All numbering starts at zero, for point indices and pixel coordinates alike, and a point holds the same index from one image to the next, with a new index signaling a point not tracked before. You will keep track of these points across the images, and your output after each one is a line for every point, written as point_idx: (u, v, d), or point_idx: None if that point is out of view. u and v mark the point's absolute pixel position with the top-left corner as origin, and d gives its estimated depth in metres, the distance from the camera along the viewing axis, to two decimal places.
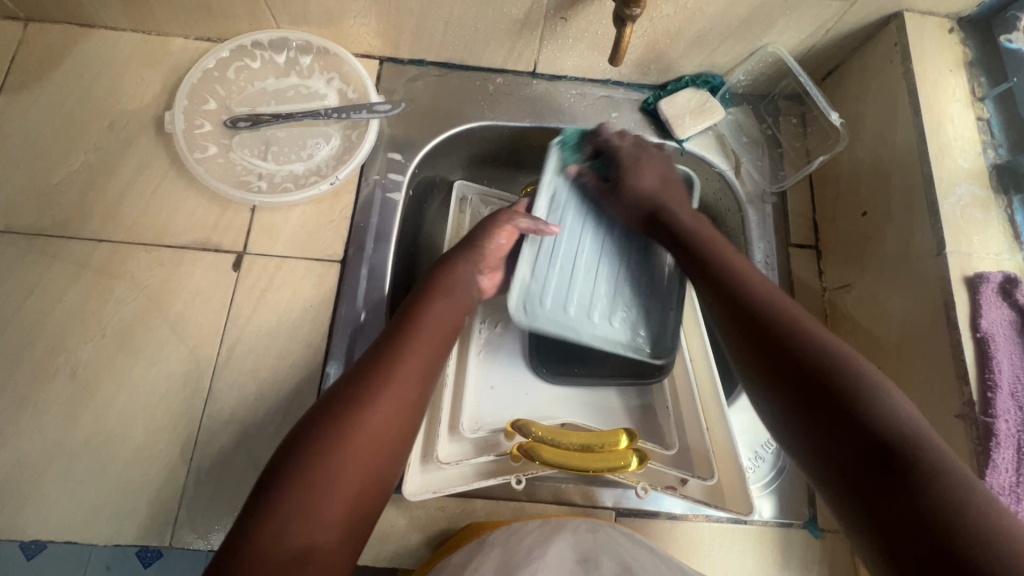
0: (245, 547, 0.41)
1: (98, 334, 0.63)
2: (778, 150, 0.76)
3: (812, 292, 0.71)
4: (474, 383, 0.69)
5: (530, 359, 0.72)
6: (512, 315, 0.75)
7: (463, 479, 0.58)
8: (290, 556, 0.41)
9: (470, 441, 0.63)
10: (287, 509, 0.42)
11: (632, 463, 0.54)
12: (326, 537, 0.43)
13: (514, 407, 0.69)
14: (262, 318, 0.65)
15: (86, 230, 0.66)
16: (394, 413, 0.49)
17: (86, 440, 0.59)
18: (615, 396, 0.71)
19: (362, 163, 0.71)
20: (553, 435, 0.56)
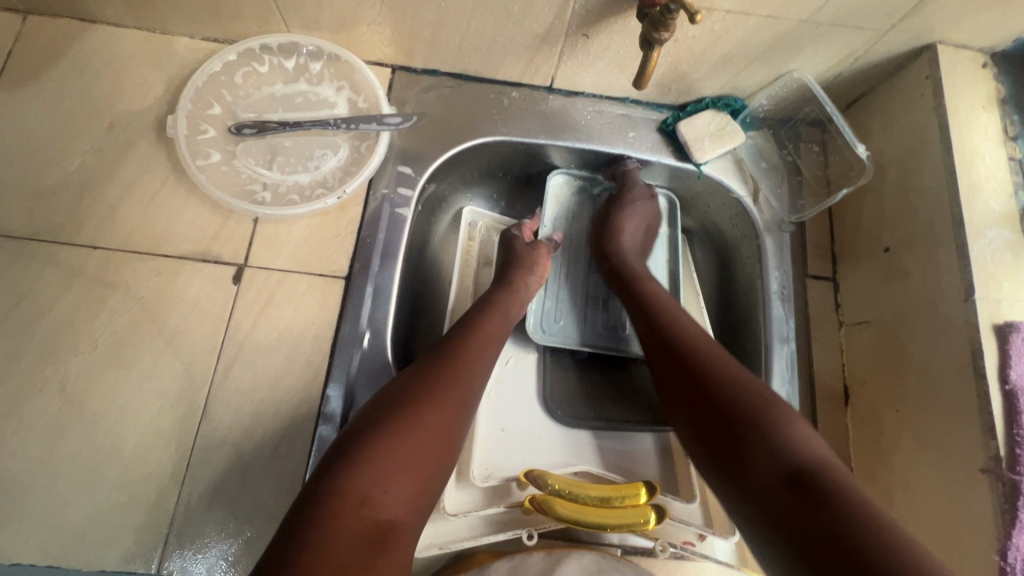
0: (327, 515, 0.41)
1: (89, 346, 0.60)
2: (798, 178, 0.74)
3: (828, 326, 0.70)
4: (485, 426, 0.67)
5: (544, 402, 0.70)
6: (524, 354, 0.73)
7: (472, 533, 0.57)
8: (369, 531, 0.42)
9: (481, 490, 0.60)
10: (369, 480, 0.43)
11: (651, 520, 0.53)
12: (403, 513, 0.44)
13: (527, 452, 0.66)
14: (262, 335, 0.62)
15: (82, 235, 0.64)
16: (468, 401, 0.52)
17: (73, 457, 0.57)
18: (633, 440, 0.68)
19: (370, 176, 0.69)
20: (569, 488, 0.55)
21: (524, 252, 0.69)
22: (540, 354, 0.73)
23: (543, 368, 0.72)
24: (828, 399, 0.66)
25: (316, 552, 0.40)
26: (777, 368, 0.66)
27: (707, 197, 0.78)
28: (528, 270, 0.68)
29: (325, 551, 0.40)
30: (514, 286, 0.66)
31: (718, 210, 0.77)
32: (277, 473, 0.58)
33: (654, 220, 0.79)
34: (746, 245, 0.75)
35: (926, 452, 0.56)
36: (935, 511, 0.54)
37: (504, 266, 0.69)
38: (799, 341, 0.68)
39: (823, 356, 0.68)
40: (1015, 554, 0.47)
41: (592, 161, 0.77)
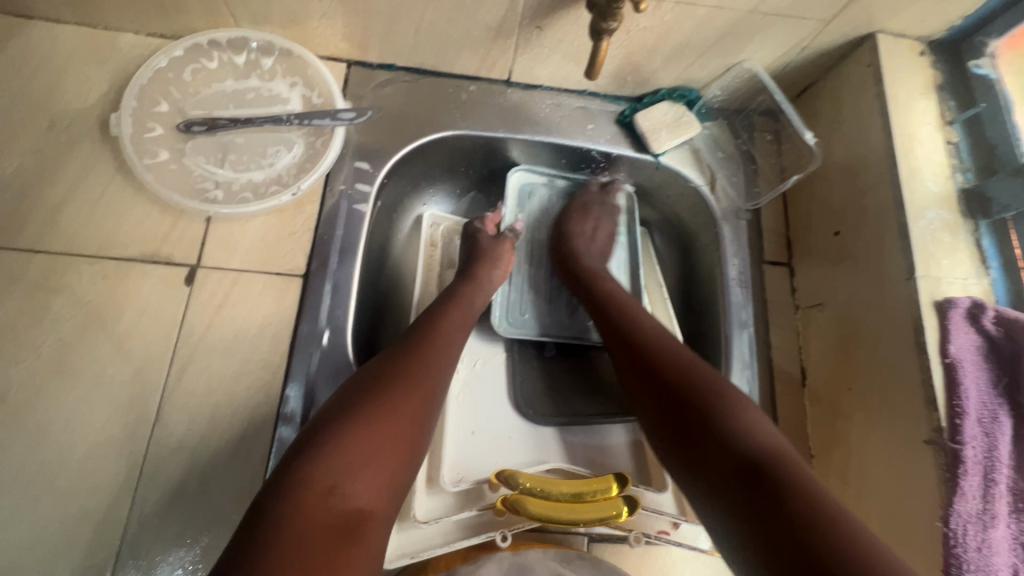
0: (292, 506, 0.40)
1: (33, 354, 0.58)
2: (753, 166, 0.76)
3: (785, 310, 0.71)
4: (455, 429, 0.65)
5: (515, 402, 0.69)
6: (491, 353, 0.71)
7: (446, 538, 0.53)
8: (337, 521, 0.41)
9: (452, 494, 0.58)
10: (335, 470, 0.43)
11: (624, 512, 0.52)
12: (373, 502, 0.43)
13: (499, 453, 0.65)
14: (217, 337, 0.61)
15: (23, 240, 0.61)
16: (436, 390, 0.52)
17: (16, 470, 0.54)
18: (605, 435, 0.69)
19: (326, 172, 0.68)
20: (541, 486, 0.53)
21: (487, 246, 0.69)
22: (508, 352, 0.72)
23: (512, 367, 0.71)
24: (786, 381, 0.68)
25: (283, 545, 0.38)
26: (737, 352, 0.68)
27: (666, 187, 0.79)
28: (492, 264, 0.68)
29: (291, 543, 0.39)
30: (477, 281, 0.66)
31: (678, 200, 0.79)
32: (236, 476, 0.57)
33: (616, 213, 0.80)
34: (705, 233, 0.76)
35: (878, 427, 0.58)
36: (886, 482, 0.56)
37: (468, 260, 0.69)
38: (756, 326, 0.70)
39: (781, 339, 0.70)
40: (958, 521, 0.49)
41: (552, 153, 0.78)
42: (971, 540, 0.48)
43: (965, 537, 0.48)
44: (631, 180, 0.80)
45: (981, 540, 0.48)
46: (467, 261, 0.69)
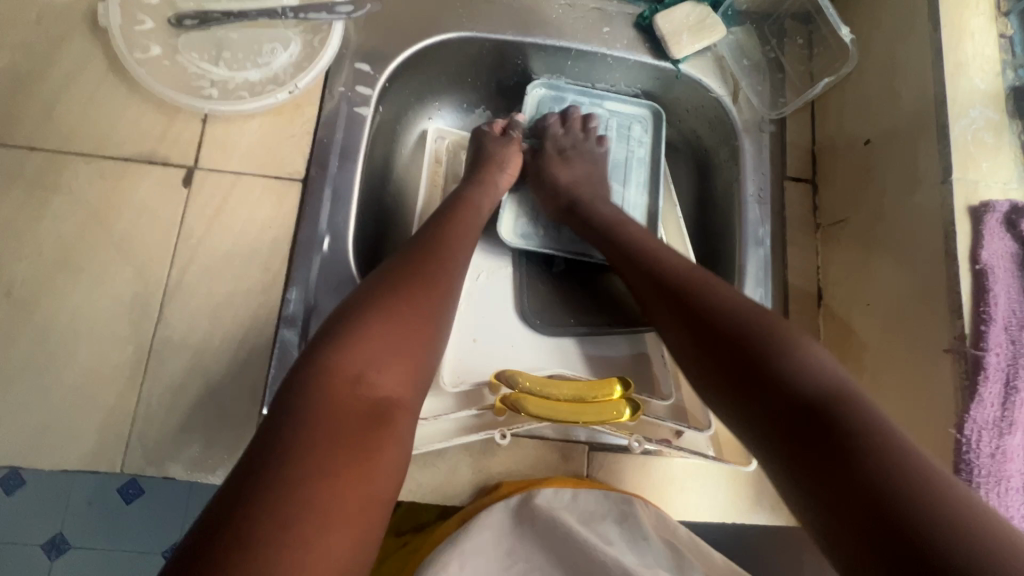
0: (322, 391, 0.42)
1: (34, 251, 0.57)
2: (780, 75, 0.71)
3: (806, 229, 0.68)
4: (456, 333, 0.64)
5: (520, 309, 0.68)
6: (496, 266, 0.70)
7: (444, 436, 0.54)
8: (367, 406, 0.42)
9: (451, 396, 0.58)
10: (360, 359, 0.44)
11: (625, 414, 0.51)
12: (399, 391, 0.45)
13: (500, 358, 0.64)
14: (216, 240, 0.60)
15: (17, 136, 0.60)
16: (452, 292, 0.52)
17: (25, 362, 0.55)
18: (610, 343, 0.68)
19: (325, 71, 0.65)
20: (541, 386, 0.53)
21: (494, 150, 0.69)
22: (514, 266, 0.70)
23: (518, 279, 0.69)
24: (801, 300, 0.66)
25: (317, 426, 0.40)
26: (751, 270, 0.66)
27: (686, 99, 0.75)
28: (499, 168, 0.68)
29: (326, 423, 0.40)
30: (485, 188, 0.65)
31: (698, 113, 0.75)
32: (239, 375, 0.57)
33: (636, 135, 0.76)
34: (726, 148, 0.73)
35: (895, 340, 0.56)
36: (898, 395, 0.54)
37: (474, 164, 0.68)
38: (773, 244, 0.67)
39: (798, 257, 0.67)
40: (972, 428, 0.47)
41: (565, 61, 0.73)
42: (984, 446, 0.47)
43: (978, 443, 0.47)
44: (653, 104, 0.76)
45: (995, 447, 0.47)
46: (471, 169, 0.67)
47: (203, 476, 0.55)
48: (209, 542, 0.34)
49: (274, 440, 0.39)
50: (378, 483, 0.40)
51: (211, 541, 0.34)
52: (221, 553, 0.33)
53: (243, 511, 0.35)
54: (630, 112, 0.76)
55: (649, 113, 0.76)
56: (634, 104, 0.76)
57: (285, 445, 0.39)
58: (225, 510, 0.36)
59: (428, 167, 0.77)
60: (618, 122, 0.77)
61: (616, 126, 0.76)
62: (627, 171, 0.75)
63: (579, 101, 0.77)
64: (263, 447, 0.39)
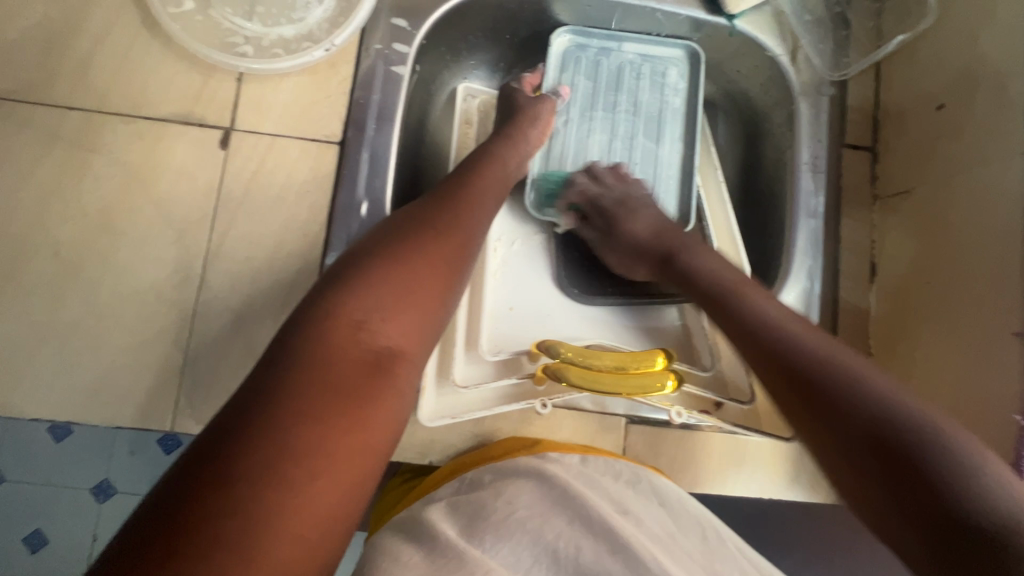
0: (321, 336, 0.39)
1: (78, 212, 0.58)
2: (844, 32, 0.66)
3: (862, 201, 0.65)
4: (492, 301, 0.63)
5: (557, 278, 0.66)
6: (530, 234, 0.69)
7: (485, 404, 0.54)
8: (367, 356, 0.39)
9: (491, 364, 0.58)
10: (365, 306, 0.41)
11: (667, 386, 0.51)
12: (403, 342, 0.42)
13: (536, 328, 0.63)
14: (255, 203, 0.59)
15: (55, 95, 0.59)
16: (470, 245, 0.49)
17: (75, 322, 0.56)
18: (647, 313, 0.66)
19: (361, 27, 0.62)
20: (583, 356, 0.51)
21: (526, 106, 0.65)
22: (548, 235, 0.69)
23: (553, 248, 0.68)
24: (852, 275, 0.63)
25: (313, 369, 0.37)
26: (801, 242, 0.63)
27: (738, 57, 0.71)
28: (529, 122, 0.63)
29: (321, 366, 0.37)
30: (515, 141, 0.61)
31: (752, 72, 0.70)
32: None
33: (672, 81, 0.71)
34: (779, 111, 0.69)
35: (956, 320, 0.54)
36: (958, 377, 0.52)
37: (505, 119, 0.65)
38: (826, 216, 0.64)
39: (853, 231, 0.64)
40: None
41: (611, 15, 0.69)
42: None
43: None
44: (689, 42, 0.71)
45: None
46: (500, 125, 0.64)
47: None
48: (188, 481, 0.31)
49: (265, 381, 0.36)
50: (373, 438, 0.37)
51: (188, 482, 0.31)
52: (197, 496, 0.31)
53: (226, 450, 0.33)
54: (663, 56, 0.72)
55: (684, 54, 0.71)
56: (669, 45, 0.71)
57: (277, 388, 0.36)
58: (209, 444, 0.33)
59: (457, 129, 0.75)
60: (649, 67, 0.72)
61: (649, 72, 0.72)
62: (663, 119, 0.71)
63: (605, 46, 0.72)
64: (254, 388, 0.36)
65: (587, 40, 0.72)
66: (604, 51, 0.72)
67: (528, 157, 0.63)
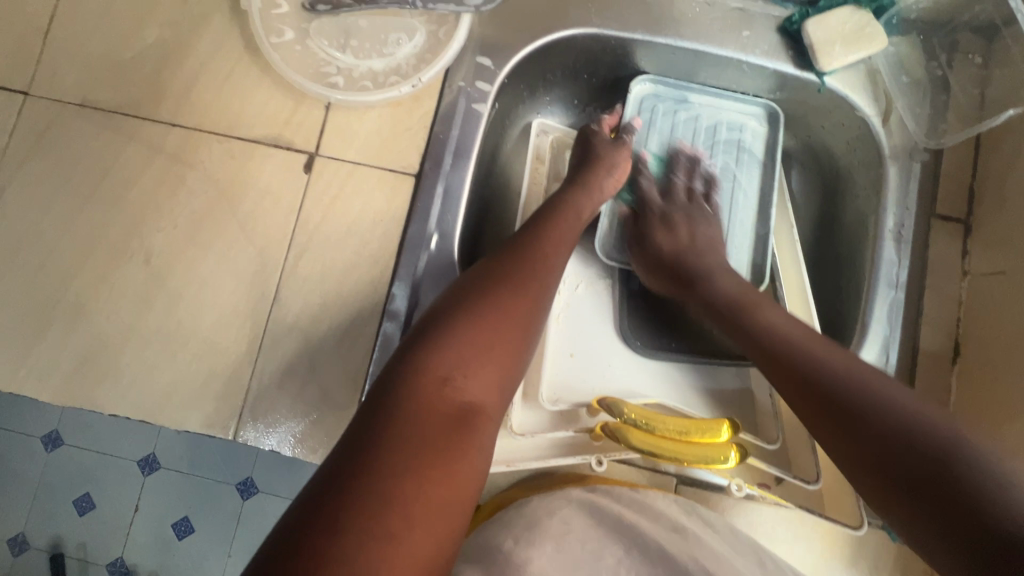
0: (409, 390, 0.40)
1: (171, 223, 0.61)
2: (944, 97, 0.63)
3: (949, 275, 0.61)
4: (554, 347, 0.63)
5: (621, 330, 0.65)
6: (595, 280, 0.69)
7: (538, 453, 0.53)
8: (450, 409, 0.40)
9: (548, 413, 0.58)
10: (451, 361, 0.42)
11: (729, 459, 0.49)
12: (484, 397, 0.43)
13: (596, 379, 0.63)
14: (331, 228, 0.61)
15: (160, 112, 0.63)
16: (544, 299, 0.50)
17: (158, 326, 0.60)
18: (711, 375, 0.65)
19: (447, 65, 0.64)
20: (646, 419, 0.51)
21: (602, 153, 0.66)
22: (614, 281, 0.69)
23: (619, 296, 0.67)
24: (933, 353, 0.60)
25: (405, 422, 0.38)
26: (879, 314, 0.60)
27: (823, 113, 0.68)
28: (606, 170, 0.64)
29: (412, 420, 0.39)
30: (589, 189, 0.63)
31: (837, 130, 0.68)
32: (343, 362, 0.59)
33: (748, 141, 0.72)
34: (864, 174, 0.66)
35: None
36: None
37: (580, 164, 0.66)
38: (909, 289, 0.61)
39: (937, 307, 0.60)
40: None
41: (694, 63, 0.68)
42: None
43: None
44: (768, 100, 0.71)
45: None
46: (573, 172, 0.65)
47: (304, 453, 0.58)
48: (298, 534, 0.33)
49: (362, 436, 0.38)
50: (458, 491, 0.38)
51: (294, 530, 0.33)
52: (305, 543, 0.32)
53: (332, 503, 0.34)
54: (740, 114, 0.72)
55: (763, 113, 0.72)
56: (747, 102, 0.71)
57: (368, 442, 0.37)
58: (316, 498, 0.35)
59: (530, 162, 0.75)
60: (725, 123, 0.72)
61: (725, 127, 0.72)
62: (737, 174, 0.72)
63: (680, 96, 0.72)
64: (352, 443, 0.38)
65: (664, 89, 0.72)
66: (679, 101, 0.72)
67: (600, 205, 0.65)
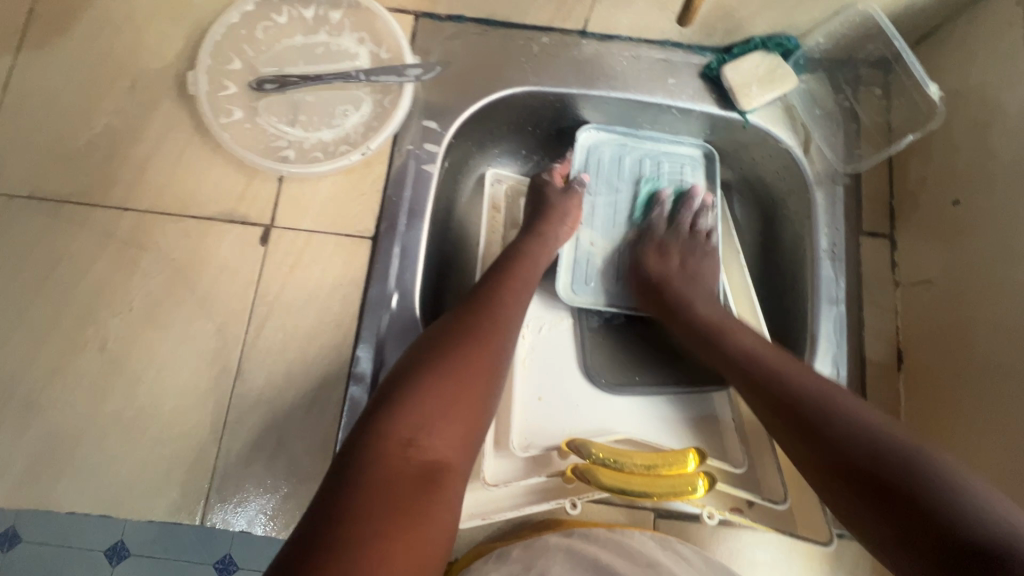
0: (372, 457, 0.40)
1: (126, 308, 0.61)
2: (854, 125, 0.69)
3: (884, 287, 0.65)
4: (521, 392, 0.64)
5: (586, 368, 0.67)
6: (557, 318, 0.70)
7: (514, 503, 0.53)
8: (417, 470, 0.40)
9: (521, 460, 0.59)
10: (414, 421, 0.42)
11: (699, 488, 0.50)
12: (450, 454, 0.43)
13: (565, 420, 0.64)
14: (291, 297, 0.62)
15: (112, 198, 0.64)
16: (505, 348, 0.51)
17: (116, 414, 0.58)
18: (678, 404, 0.67)
19: (395, 131, 0.66)
20: (615, 457, 0.52)
21: (552, 202, 0.69)
22: (575, 319, 0.70)
23: (580, 334, 0.69)
24: (879, 363, 0.63)
25: (370, 490, 0.38)
26: (826, 329, 0.64)
27: (750, 147, 0.74)
28: (559, 219, 0.67)
29: (377, 486, 0.38)
30: (544, 237, 0.65)
31: (764, 161, 0.73)
32: (310, 431, 0.59)
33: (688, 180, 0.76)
34: (795, 199, 0.71)
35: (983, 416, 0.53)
36: (996, 479, 0.52)
37: (533, 214, 0.69)
38: (849, 304, 0.65)
39: (877, 319, 0.64)
40: None
41: (628, 111, 0.73)
42: None
43: None
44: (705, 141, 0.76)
45: None
46: (529, 222, 0.68)
47: (277, 530, 0.57)
48: None
49: (328, 509, 0.37)
50: (428, 550, 0.38)
51: None
52: None
53: None
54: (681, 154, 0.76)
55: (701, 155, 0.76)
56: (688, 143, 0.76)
57: (333, 515, 0.37)
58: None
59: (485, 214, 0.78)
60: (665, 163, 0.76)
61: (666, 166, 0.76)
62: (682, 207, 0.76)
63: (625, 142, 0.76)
64: (318, 517, 0.37)
65: (610, 135, 0.76)
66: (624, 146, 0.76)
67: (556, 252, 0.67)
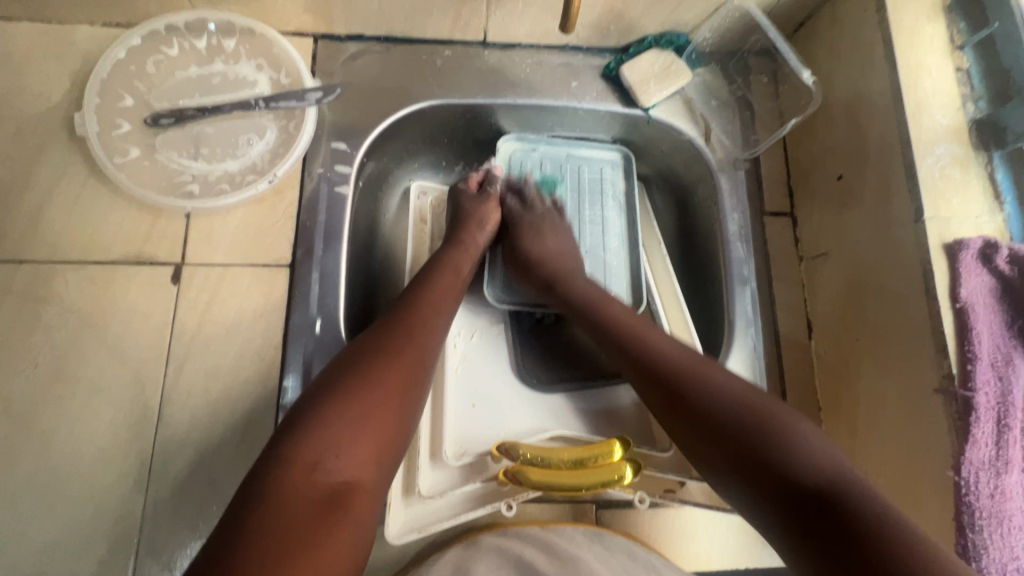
0: (274, 483, 0.40)
1: (30, 365, 0.58)
2: (749, 112, 0.73)
3: (789, 263, 0.69)
4: (454, 400, 0.65)
5: (516, 370, 0.68)
6: (488, 324, 0.71)
7: (452, 511, 0.54)
8: (320, 495, 0.40)
9: (455, 468, 0.60)
10: (322, 445, 0.42)
11: (626, 475, 0.51)
12: (359, 476, 0.43)
13: (498, 424, 0.65)
14: (209, 334, 0.60)
15: (4, 251, 0.60)
16: (422, 365, 0.51)
17: (29, 478, 0.55)
18: (606, 396, 0.69)
19: (303, 156, 0.66)
20: (543, 455, 0.53)
21: (472, 210, 0.69)
22: (506, 323, 0.71)
23: (510, 338, 0.70)
24: (791, 334, 0.67)
25: (269, 518, 0.38)
26: (740, 306, 0.66)
27: (658, 141, 0.76)
28: (478, 226, 0.68)
29: (276, 514, 0.38)
30: (464, 247, 0.66)
31: (672, 153, 0.76)
32: (242, 469, 0.57)
33: (608, 180, 0.77)
34: (704, 186, 0.74)
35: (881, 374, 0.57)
36: (897, 431, 0.56)
37: (454, 223, 0.69)
38: (759, 281, 0.68)
39: (785, 294, 0.68)
40: (969, 469, 0.48)
41: (538, 117, 0.74)
42: (983, 487, 0.48)
43: (977, 485, 0.48)
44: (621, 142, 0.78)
45: (993, 487, 0.48)
46: (449, 231, 0.68)
47: None
48: None
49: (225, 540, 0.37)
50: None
51: None
52: None
53: None
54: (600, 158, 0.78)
55: (618, 156, 0.78)
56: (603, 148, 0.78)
57: (229, 544, 0.37)
58: None
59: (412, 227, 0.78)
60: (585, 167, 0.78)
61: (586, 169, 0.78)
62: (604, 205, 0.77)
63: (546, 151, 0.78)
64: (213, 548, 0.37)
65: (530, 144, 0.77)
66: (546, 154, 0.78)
67: (478, 260, 0.68)
